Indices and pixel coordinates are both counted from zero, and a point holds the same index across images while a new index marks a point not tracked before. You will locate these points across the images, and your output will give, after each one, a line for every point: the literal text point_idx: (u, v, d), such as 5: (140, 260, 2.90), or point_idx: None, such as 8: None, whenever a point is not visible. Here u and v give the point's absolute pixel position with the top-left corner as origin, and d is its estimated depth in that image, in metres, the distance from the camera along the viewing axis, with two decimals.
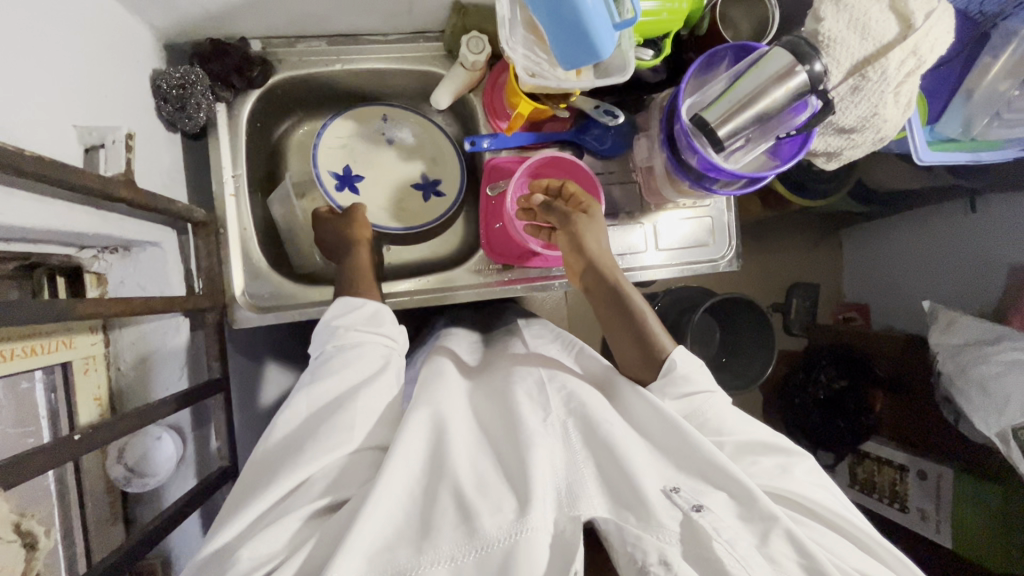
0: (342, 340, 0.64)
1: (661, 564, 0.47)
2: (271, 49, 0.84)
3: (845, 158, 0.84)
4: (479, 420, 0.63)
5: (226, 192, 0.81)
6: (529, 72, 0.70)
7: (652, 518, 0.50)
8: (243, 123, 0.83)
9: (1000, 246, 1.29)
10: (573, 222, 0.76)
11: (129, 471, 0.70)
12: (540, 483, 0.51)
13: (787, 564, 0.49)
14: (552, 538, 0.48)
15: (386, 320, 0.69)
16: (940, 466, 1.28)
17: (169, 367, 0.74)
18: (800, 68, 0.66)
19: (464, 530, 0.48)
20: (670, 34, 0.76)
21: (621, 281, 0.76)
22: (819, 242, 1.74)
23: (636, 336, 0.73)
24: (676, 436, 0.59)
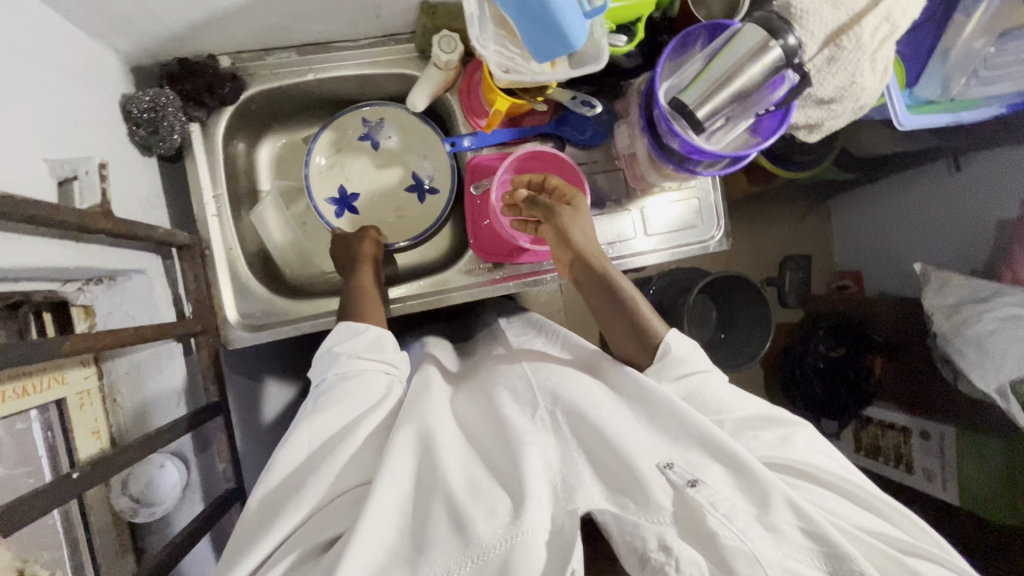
0: (343, 369, 0.64)
1: (661, 550, 0.48)
2: (240, 64, 0.82)
3: (827, 129, 0.84)
4: (471, 423, 0.64)
5: (208, 213, 0.80)
6: (502, 68, 0.69)
7: (650, 501, 0.50)
8: (220, 141, 0.82)
9: (988, 202, 1.30)
10: (557, 212, 0.75)
11: (135, 501, 0.70)
12: (534, 481, 0.51)
13: (788, 530, 0.51)
14: (549, 533, 0.49)
15: (388, 346, 0.69)
16: (942, 425, 1.31)
17: (165, 396, 0.74)
18: (773, 43, 0.66)
19: (460, 540, 0.48)
20: (642, 18, 0.76)
21: (610, 269, 0.76)
22: (809, 213, 1.75)
23: (629, 323, 0.73)
24: (666, 416, 0.60)
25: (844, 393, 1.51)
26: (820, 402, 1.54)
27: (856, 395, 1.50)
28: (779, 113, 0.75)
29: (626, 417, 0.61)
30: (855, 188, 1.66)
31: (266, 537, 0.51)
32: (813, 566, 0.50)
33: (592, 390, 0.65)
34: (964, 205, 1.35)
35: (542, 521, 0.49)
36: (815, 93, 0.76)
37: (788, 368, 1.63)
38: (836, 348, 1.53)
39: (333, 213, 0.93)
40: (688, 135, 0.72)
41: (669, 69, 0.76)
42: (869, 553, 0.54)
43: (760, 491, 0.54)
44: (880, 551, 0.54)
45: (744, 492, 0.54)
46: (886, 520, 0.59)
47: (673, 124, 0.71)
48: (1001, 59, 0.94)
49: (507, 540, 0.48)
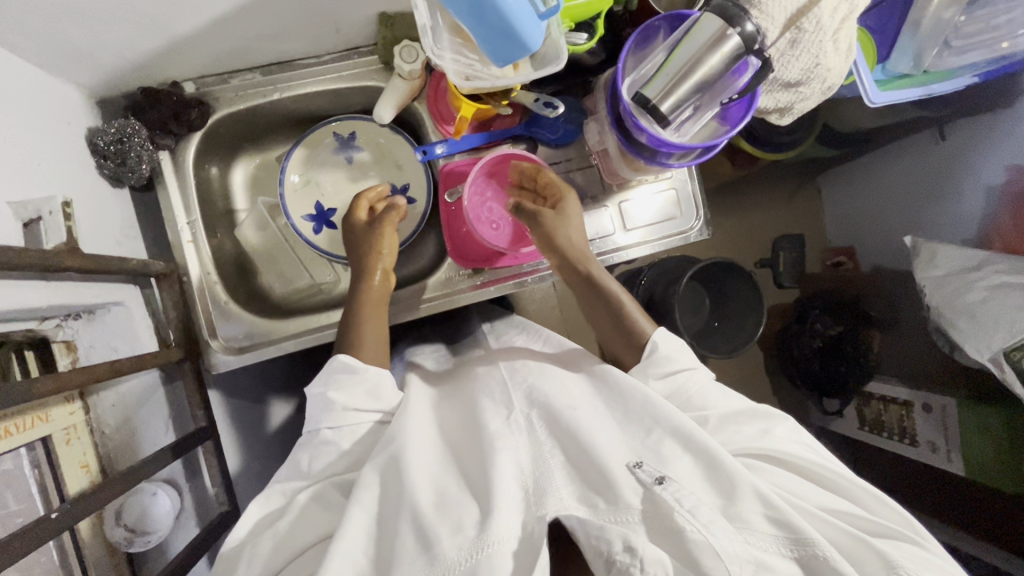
0: (336, 422, 0.65)
1: (626, 551, 0.48)
2: (206, 88, 0.82)
3: (798, 111, 0.83)
4: (453, 429, 0.67)
5: (184, 239, 0.81)
6: (463, 76, 0.68)
7: (620, 500, 0.52)
8: (190, 167, 0.82)
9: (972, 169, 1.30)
10: (540, 219, 0.78)
11: (129, 531, 0.69)
12: (502, 490, 0.53)
13: (755, 520, 0.53)
14: (518, 541, 0.51)
15: (385, 391, 0.69)
16: (944, 397, 1.27)
17: (154, 423, 0.76)
18: (731, 31, 0.65)
19: (425, 558, 0.50)
20: (601, 14, 0.75)
21: (595, 271, 0.78)
22: (797, 192, 1.74)
23: (615, 324, 0.76)
24: (639, 414, 0.63)
25: (842, 370, 1.50)
26: (819, 377, 1.55)
27: (854, 370, 1.49)
28: (745, 100, 0.75)
29: (600, 416, 0.64)
30: (846, 162, 1.65)
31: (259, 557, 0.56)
32: (777, 552, 0.51)
33: (564, 391, 0.67)
34: (950, 174, 1.35)
35: (512, 531, 0.51)
36: (780, 77, 0.76)
37: (786, 348, 1.62)
38: (833, 326, 1.55)
39: (311, 229, 0.93)
40: (652, 129, 0.72)
41: (632, 63, 0.76)
42: (839, 538, 0.55)
43: (729, 484, 0.55)
44: (845, 530, 0.54)
45: (713, 483, 0.56)
46: (855, 503, 0.60)
47: (637, 118, 0.71)
48: (970, 27, 0.94)
49: (473, 554, 0.49)
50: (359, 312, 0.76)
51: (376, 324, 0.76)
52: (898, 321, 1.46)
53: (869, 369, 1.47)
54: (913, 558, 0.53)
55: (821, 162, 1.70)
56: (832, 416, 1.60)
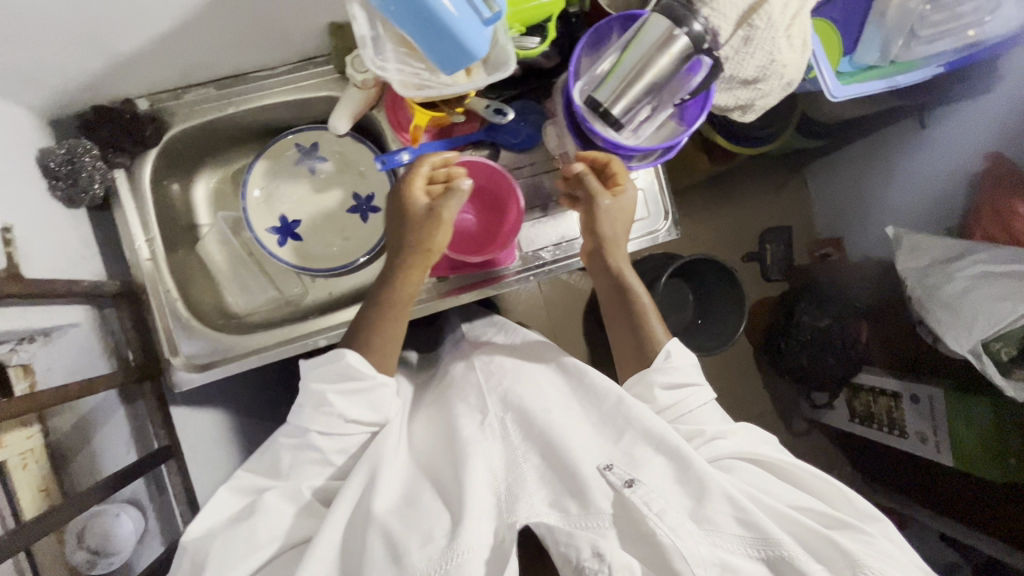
0: (329, 429, 0.64)
1: (594, 557, 0.51)
2: (160, 104, 0.81)
3: (760, 108, 0.81)
4: (433, 435, 0.70)
5: (143, 257, 0.80)
6: (410, 86, 0.67)
7: (591, 504, 0.55)
8: (147, 185, 0.81)
9: (956, 154, 1.32)
10: (597, 206, 0.77)
11: (92, 553, 0.69)
12: (473, 499, 0.56)
13: (722, 521, 0.55)
14: (489, 551, 0.54)
15: (386, 404, 0.69)
16: (932, 388, 1.23)
17: (115, 444, 0.76)
18: (677, 32, 0.64)
19: (394, 567, 0.53)
20: (553, 17, 0.74)
21: (622, 266, 0.81)
22: (786, 182, 1.60)
23: (629, 324, 0.77)
24: (610, 416, 0.66)
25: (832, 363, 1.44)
26: (810, 372, 1.46)
27: (844, 363, 1.42)
28: (701, 99, 0.74)
29: (575, 417, 0.67)
30: (836, 150, 1.55)
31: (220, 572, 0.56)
32: (745, 553, 0.54)
33: (540, 395, 0.70)
34: (943, 162, 1.35)
35: (484, 541, 0.54)
36: (736, 74, 0.75)
37: (772, 342, 1.55)
38: (822, 318, 1.44)
39: (276, 242, 0.92)
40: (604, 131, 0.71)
41: (587, 64, 0.75)
42: (803, 535, 0.57)
43: (698, 486, 0.57)
44: (806, 524, 0.57)
45: (683, 485, 0.57)
46: (797, 485, 0.67)
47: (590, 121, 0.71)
48: (937, 16, 0.92)
49: (442, 564, 0.52)
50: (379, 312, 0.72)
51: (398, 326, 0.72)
52: (887, 315, 1.42)
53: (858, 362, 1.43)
54: (874, 551, 0.56)
55: (810, 152, 1.57)
56: (822, 409, 1.55)
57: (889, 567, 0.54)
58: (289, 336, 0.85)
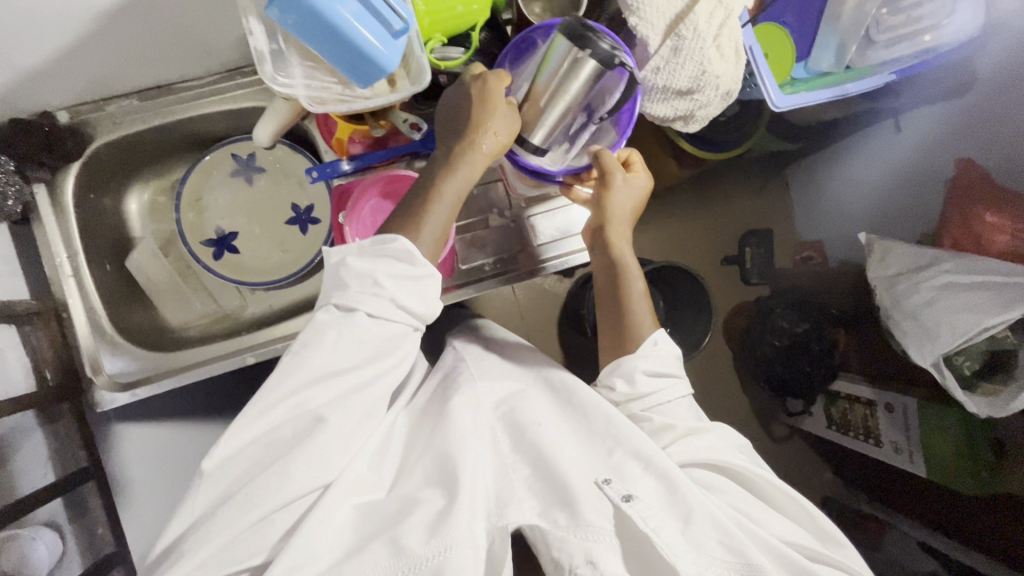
0: (375, 314, 0.58)
1: (587, 565, 0.54)
2: (82, 116, 0.79)
3: (703, 118, 0.78)
4: (416, 433, 0.68)
5: (64, 274, 0.78)
6: (317, 101, 0.66)
7: (580, 517, 0.56)
8: (69, 200, 0.79)
9: (936, 155, 1.26)
10: (610, 182, 0.75)
11: None
12: (468, 493, 0.57)
13: (708, 542, 0.55)
14: (480, 550, 0.54)
15: (432, 298, 0.62)
16: (905, 396, 1.17)
17: (32, 465, 0.74)
18: (581, 53, 0.60)
19: (393, 549, 0.53)
20: (478, 27, 0.72)
21: (622, 251, 0.77)
22: (766, 185, 1.47)
23: (618, 311, 0.76)
24: (600, 431, 0.65)
25: (807, 370, 1.36)
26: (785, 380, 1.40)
27: (820, 369, 1.36)
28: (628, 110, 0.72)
29: (565, 429, 0.67)
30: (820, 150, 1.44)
31: (209, 538, 0.51)
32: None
33: (538, 406, 0.71)
34: (923, 163, 1.29)
35: (478, 538, 0.54)
36: (669, 85, 0.72)
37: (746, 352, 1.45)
38: (801, 323, 1.38)
39: (211, 255, 0.90)
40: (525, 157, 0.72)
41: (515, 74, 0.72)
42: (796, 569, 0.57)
43: (685, 507, 0.57)
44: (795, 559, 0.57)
45: (671, 505, 0.57)
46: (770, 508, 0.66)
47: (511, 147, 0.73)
48: (892, 19, 0.89)
49: (438, 552, 0.52)
50: (432, 199, 0.64)
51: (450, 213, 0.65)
52: None
53: (834, 368, 1.36)
54: None
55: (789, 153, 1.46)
56: (800, 415, 1.42)
57: None
58: (239, 346, 0.85)
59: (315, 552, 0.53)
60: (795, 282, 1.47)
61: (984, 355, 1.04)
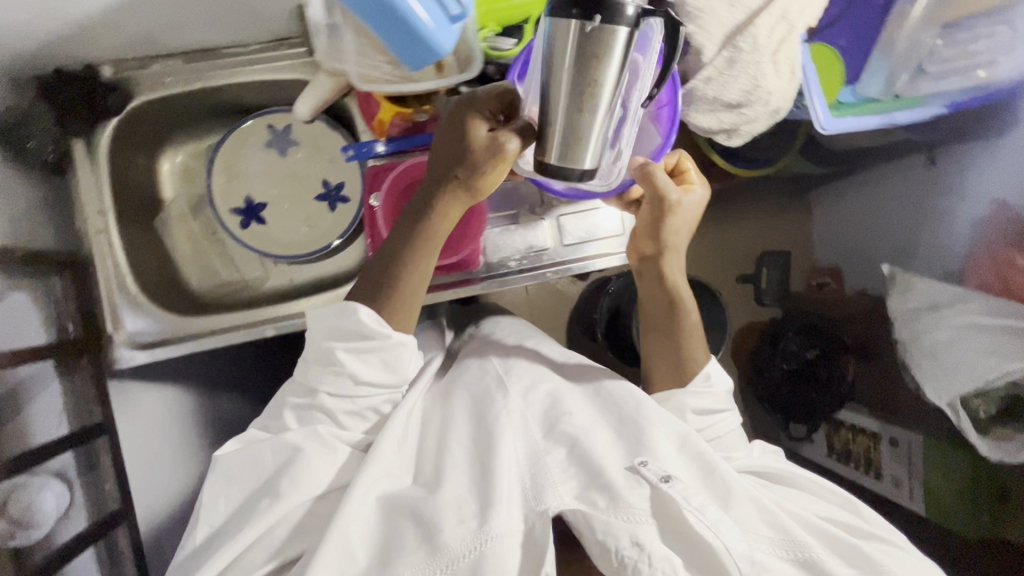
0: (337, 388, 0.64)
1: (633, 546, 0.56)
2: (124, 73, 0.79)
3: (746, 134, 0.77)
4: (431, 421, 0.72)
5: (94, 228, 0.78)
6: (365, 78, 0.66)
7: (620, 500, 0.58)
8: (105, 155, 0.79)
9: (965, 197, 1.20)
10: (666, 203, 0.73)
11: (12, 524, 0.68)
12: (504, 486, 0.59)
13: (750, 519, 0.61)
14: (521, 535, 0.58)
15: (402, 364, 0.65)
16: (910, 431, 1.17)
17: (44, 415, 0.73)
18: (593, 23, 0.49)
19: (429, 547, 0.56)
20: (531, 20, 0.72)
21: (677, 279, 0.78)
22: (790, 202, 1.48)
23: (670, 341, 0.77)
24: (629, 420, 0.68)
25: (813, 397, 1.31)
26: (789, 405, 1.36)
27: (827, 399, 1.30)
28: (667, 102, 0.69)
29: (596, 421, 0.69)
30: (852, 175, 1.39)
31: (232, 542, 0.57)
32: (774, 553, 0.61)
33: (565, 395, 0.72)
34: (946, 203, 1.23)
35: (516, 523, 0.57)
36: (719, 97, 0.71)
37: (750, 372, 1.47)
38: (809, 349, 1.34)
39: (238, 223, 0.90)
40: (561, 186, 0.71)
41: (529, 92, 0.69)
42: (830, 541, 0.64)
43: (724, 489, 0.63)
44: (833, 532, 0.64)
45: (708, 486, 0.63)
46: (794, 489, 0.73)
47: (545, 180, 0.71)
48: (948, 51, 0.87)
49: (476, 546, 0.56)
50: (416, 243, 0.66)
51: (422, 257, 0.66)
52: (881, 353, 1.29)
53: (841, 397, 1.30)
54: (894, 557, 0.64)
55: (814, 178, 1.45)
56: (799, 441, 1.38)
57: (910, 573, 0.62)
58: (269, 316, 0.84)
59: (351, 547, 0.58)
60: (812, 307, 1.43)
61: (1003, 400, 1.02)
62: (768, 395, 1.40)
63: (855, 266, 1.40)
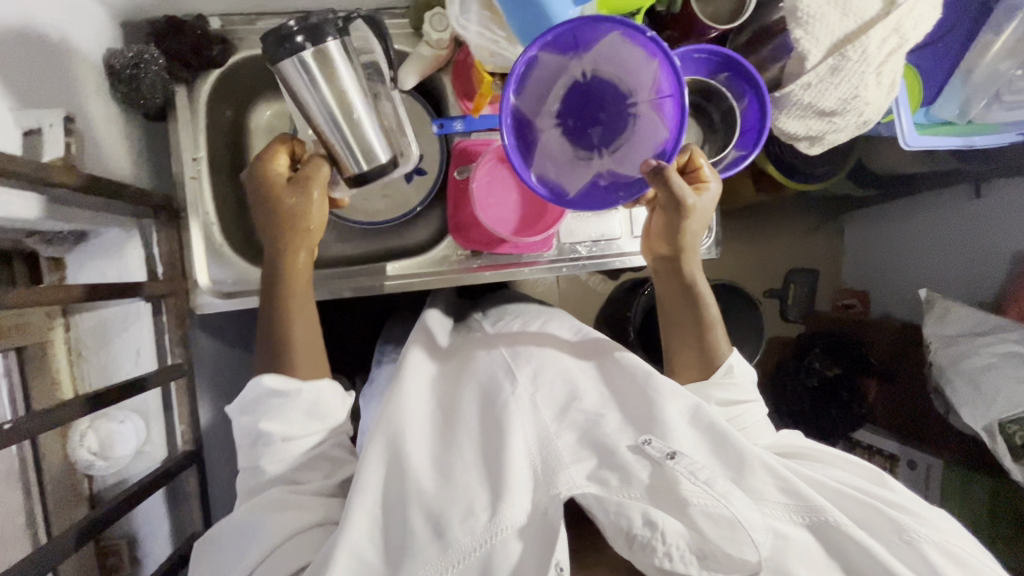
0: (269, 458, 0.62)
1: (646, 525, 0.51)
2: (230, 26, 0.80)
3: (829, 143, 0.79)
4: (442, 396, 0.69)
5: (187, 175, 0.80)
6: (488, 52, 0.70)
7: (632, 478, 0.54)
8: (203, 104, 0.80)
9: (1005, 232, 1.20)
10: (682, 205, 0.70)
11: (93, 454, 0.72)
12: (513, 469, 0.56)
13: (768, 492, 0.57)
14: (530, 518, 0.54)
15: (328, 407, 0.65)
16: (930, 457, 1.20)
17: (126, 352, 0.76)
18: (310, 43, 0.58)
19: (439, 543, 0.53)
20: (640, 10, 0.74)
21: (698, 279, 0.77)
22: (820, 226, 1.45)
23: (692, 340, 0.75)
24: (639, 395, 0.64)
25: (835, 415, 1.31)
26: (810, 422, 1.33)
27: (847, 418, 1.31)
28: (673, 92, 0.66)
29: (607, 399, 0.65)
30: (888, 202, 1.38)
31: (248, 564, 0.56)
32: (790, 519, 0.57)
33: (574, 376, 0.68)
34: (977, 234, 1.24)
35: (519, 512, 0.54)
36: (815, 103, 0.73)
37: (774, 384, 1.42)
38: (832, 367, 1.35)
39: None
40: (568, 189, 0.71)
41: (535, 87, 0.70)
42: (850, 506, 0.60)
43: (738, 459, 0.59)
44: (852, 496, 0.60)
45: (721, 456, 0.59)
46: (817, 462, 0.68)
47: (552, 175, 0.71)
48: None
49: (486, 540, 0.53)
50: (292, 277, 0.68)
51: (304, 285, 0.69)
52: (900, 373, 1.31)
53: (860, 418, 1.31)
54: (924, 523, 0.59)
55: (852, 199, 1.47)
56: None
57: (935, 533, 0.58)
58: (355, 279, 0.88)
59: (362, 551, 0.54)
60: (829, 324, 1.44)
61: None
62: (789, 411, 1.38)
63: (884, 289, 1.40)
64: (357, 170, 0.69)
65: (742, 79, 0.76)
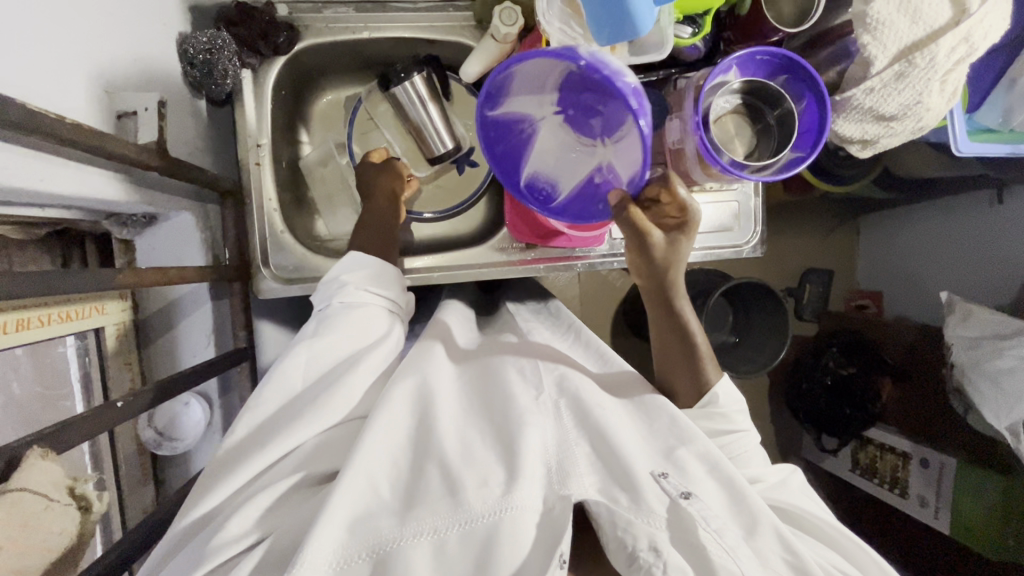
0: (347, 299, 0.67)
1: (650, 550, 0.52)
2: (298, 14, 0.81)
3: (881, 147, 0.82)
4: (473, 385, 0.67)
5: (251, 161, 0.80)
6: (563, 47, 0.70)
7: (642, 500, 0.54)
8: (268, 91, 0.81)
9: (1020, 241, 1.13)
10: (648, 244, 0.69)
11: (158, 434, 0.74)
12: (529, 462, 0.54)
13: (773, 558, 0.55)
14: (539, 515, 0.52)
15: (392, 282, 0.71)
16: (943, 455, 1.15)
17: (196, 336, 0.78)
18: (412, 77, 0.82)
19: (451, 499, 0.51)
20: (711, 11, 0.76)
21: (681, 306, 0.74)
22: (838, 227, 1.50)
23: (676, 366, 0.73)
24: (660, 431, 0.63)
25: (848, 413, 1.32)
26: (823, 417, 1.37)
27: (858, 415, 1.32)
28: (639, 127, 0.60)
29: (628, 425, 0.63)
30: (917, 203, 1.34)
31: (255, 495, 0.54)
32: None
33: (596, 392, 0.67)
34: (1001, 241, 1.16)
35: (534, 501, 0.52)
36: (876, 108, 0.74)
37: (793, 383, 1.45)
38: (848, 366, 1.34)
39: None
40: (557, 192, 0.72)
41: (524, 87, 0.67)
42: None
43: (751, 519, 0.57)
44: None
45: (735, 513, 0.57)
46: (842, 555, 0.63)
47: (543, 176, 0.72)
48: None
49: (497, 512, 0.51)
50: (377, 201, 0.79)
51: (391, 205, 0.80)
52: (916, 373, 1.26)
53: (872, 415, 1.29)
54: None
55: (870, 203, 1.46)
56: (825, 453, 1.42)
57: None
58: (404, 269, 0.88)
59: (376, 480, 0.53)
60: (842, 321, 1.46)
61: None
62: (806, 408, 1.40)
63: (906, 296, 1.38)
64: (438, 151, 0.89)
65: (800, 81, 0.76)
